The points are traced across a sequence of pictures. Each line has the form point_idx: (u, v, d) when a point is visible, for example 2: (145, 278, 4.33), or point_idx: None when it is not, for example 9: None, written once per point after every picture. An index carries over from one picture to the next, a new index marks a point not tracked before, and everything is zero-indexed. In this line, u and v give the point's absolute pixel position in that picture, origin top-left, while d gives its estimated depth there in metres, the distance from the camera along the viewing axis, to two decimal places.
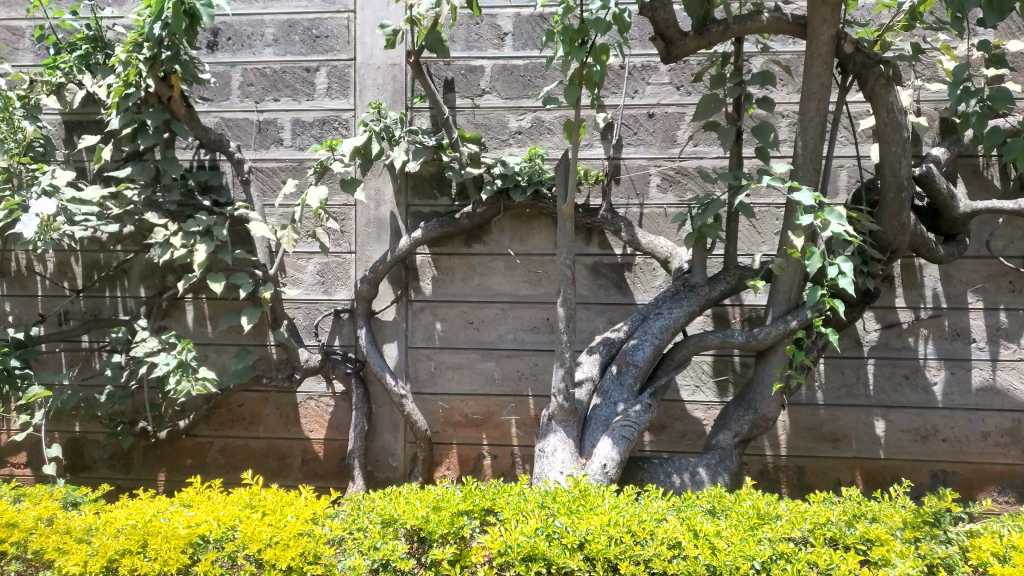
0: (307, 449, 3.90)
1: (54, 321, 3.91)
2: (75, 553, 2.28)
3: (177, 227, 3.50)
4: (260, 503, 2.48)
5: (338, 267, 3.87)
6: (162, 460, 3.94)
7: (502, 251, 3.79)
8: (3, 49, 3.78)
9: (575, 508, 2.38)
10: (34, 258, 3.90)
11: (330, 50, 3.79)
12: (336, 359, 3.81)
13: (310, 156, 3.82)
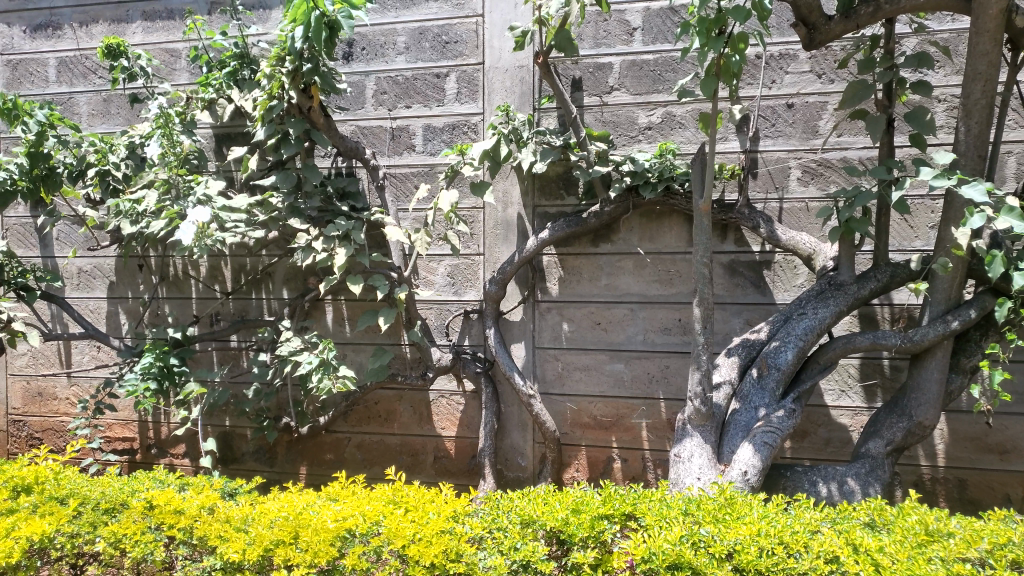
0: (439, 446, 3.97)
1: (207, 322, 4.17)
2: (235, 541, 2.39)
3: (319, 232, 3.65)
4: (404, 500, 2.54)
5: (467, 268, 3.92)
6: (303, 454, 4.12)
7: (631, 250, 3.71)
8: (162, 70, 4.06)
9: (722, 516, 2.30)
10: (189, 263, 4.18)
11: (460, 55, 3.85)
12: (466, 358, 3.86)
13: (441, 161, 3.89)
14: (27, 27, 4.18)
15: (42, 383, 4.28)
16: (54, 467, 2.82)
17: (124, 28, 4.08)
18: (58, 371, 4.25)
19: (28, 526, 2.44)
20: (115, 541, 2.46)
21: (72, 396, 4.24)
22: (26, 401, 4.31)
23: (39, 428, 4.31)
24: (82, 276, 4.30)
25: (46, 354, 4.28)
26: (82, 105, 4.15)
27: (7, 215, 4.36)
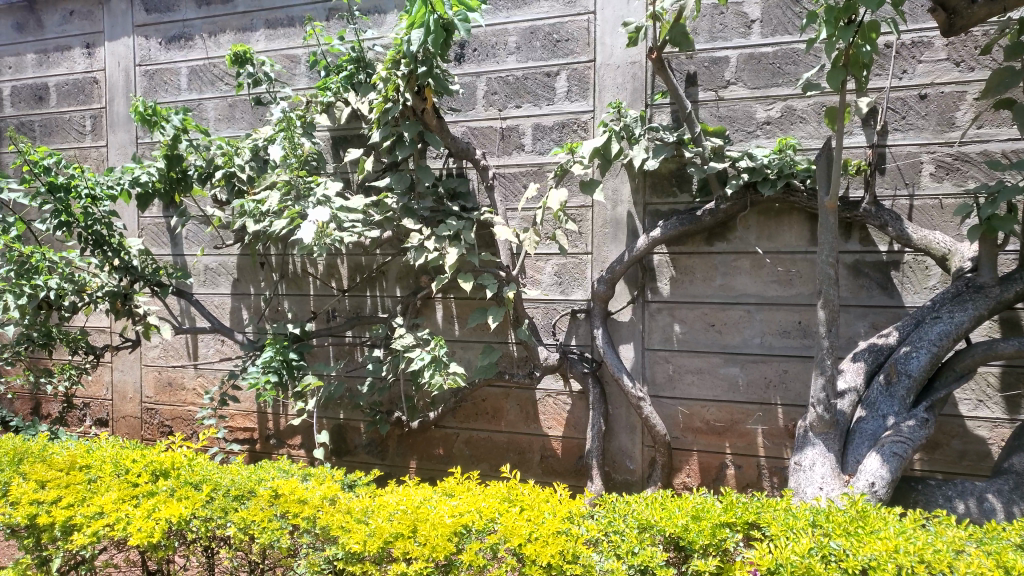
0: (546, 445, 3.96)
1: (324, 318, 4.33)
2: (356, 532, 2.45)
3: (431, 231, 3.71)
4: (519, 498, 2.54)
5: (575, 267, 3.88)
6: (413, 448, 4.21)
7: (748, 249, 3.59)
8: (284, 75, 4.23)
9: (854, 529, 2.18)
10: (307, 261, 4.34)
11: (571, 53, 3.83)
12: (573, 358, 3.80)
13: (550, 159, 3.88)
14: (162, 39, 4.45)
15: (172, 373, 4.54)
16: (189, 454, 2.97)
17: (249, 37, 4.28)
18: (186, 363, 4.50)
19: (167, 508, 2.58)
20: (245, 526, 2.56)
21: (199, 386, 4.47)
22: (158, 389, 4.58)
23: (169, 416, 4.57)
24: (208, 273, 4.54)
25: (176, 346, 4.54)
26: (210, 111, 4.38)
27: (142, 215, 4.66)
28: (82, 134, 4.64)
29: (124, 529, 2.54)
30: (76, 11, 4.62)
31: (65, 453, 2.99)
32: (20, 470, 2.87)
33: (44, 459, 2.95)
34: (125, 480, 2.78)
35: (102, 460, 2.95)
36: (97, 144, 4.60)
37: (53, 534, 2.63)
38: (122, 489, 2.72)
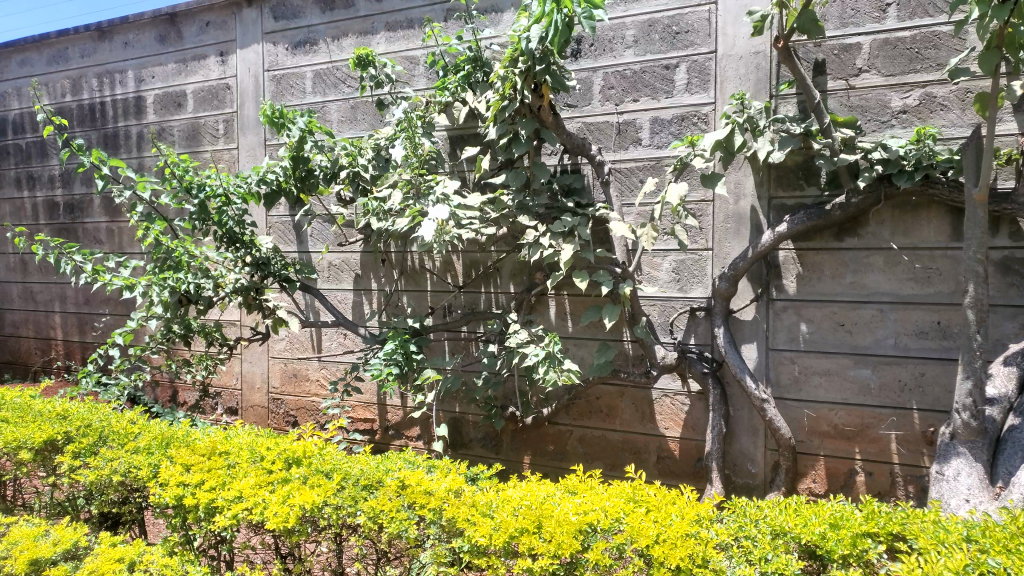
0: (662, 445, 3.90)
1: (440, 314, 4.42)
2: (482, 525, 2.47)
3: (546, 227, 3.71)
4: (645, 499, 2.50)
5: (694, 264, 3.79)
6: (528, 444, 4.24)
7: (882, 245, 3.40)
8: (404, 76, 4.34)
9: (1015, 547, 2.01)
10: (425, 257, 4.44)
11: (691, 45, 3.73)
12: (691, 358, 3.73)
13: (668, 154, 3.80)
14: (288, 45, 4.65)
15: (297, 365, 4.75)
16: (319, 443, 3.08)
17: (369, 40, 4.42)
18: (310, 355, 4.69)
19: (301, 495, 2.68)
20: (374, 515, 2.62)
21: (322, 378, 4.66)
22: (284, 380, 4.80)
23: (294, 407, 4.78)
24: (331, 269, 4.72)
25: (301, 339, 4.74)
26: (333, 113, 4.54)
27: (271, 214, 4.90)
28: (216, 138, 4.90)
29: (262, 513, 2.66)
30: (212, 22, 4.90)
31: (207, 439, 3.15)
32: (167, 454, 3.03)
33: (188, 444, 3.12)
34: (261, 467, 2.91)
35: (240, 447, 3.09)
36: (229, 147, 4.86)
37: (198, 514, 2.78)
38: (259, 475, 2.84)
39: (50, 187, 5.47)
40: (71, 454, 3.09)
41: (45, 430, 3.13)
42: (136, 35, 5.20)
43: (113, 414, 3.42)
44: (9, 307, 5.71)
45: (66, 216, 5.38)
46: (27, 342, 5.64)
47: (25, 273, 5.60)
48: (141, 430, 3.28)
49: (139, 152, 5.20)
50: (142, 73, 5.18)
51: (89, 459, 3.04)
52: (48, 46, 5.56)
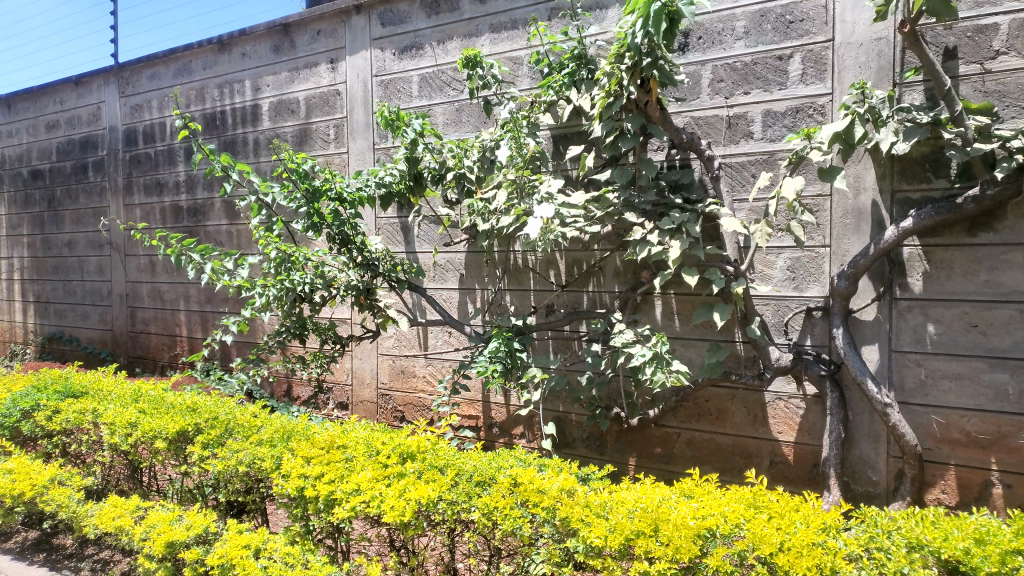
0: (775, 450, 3.77)
1: (544, 313, 4.43)
2: (596, 526, 2.44)
3: (653, 225, 3.65)
4: (767, 505, 2.42)
5: (810, 261, 3.64)
6: (633, 445, 4.19)
7: (1021, 240, 3.16)
8: (508, 76, 4.38)
9: None
10: (528, 255, 4.45)
11: (806, 34, 3.59)
12: (808, 359, 3.59)
13: (782, 147, 3.67)
14: (396, 50, 4.76)
15: (405, 362, 4.87)
16: (432, 439, 3.13)
17: (474, 42, 4.47)
18: (417, 353, 4.81)
19: (416, 490, 2.73)
20: (488, 512, 2.64)
21: (429, 375, 4.76)
22: (392, 377, 4.93)
23: (402, 402, 4.90)
24: (438, 269, 4.82)
25: (408, 337, 4.86)
26: (439, 115, 4.63)
27: (380, 216, 5.05)
28: (327, 142, 5.08)
29: (379, 506, 2.72)
30: (323, 30, 5.08)
31: (325, 433, 3.25)
32: (288, 446, 3.15)
33: (308, 437, 3.23)
34: (377, 461, 2.99)
35: (356, 441, 3.18)
36: (339, 151, 5.02)
37: (317, 505, 2.88)
38: (376, 469, 2.92)
39: (175, 192, 5.81)
40: (201, 445, 3.25)
41: (177, 422, 3.31)
42: (253, 46, 5.45)
43: (238, 408, 3.59)
44: (139, 306, 6.10)
45: (190, 219, 5.70)
46: (155, 338, 6.01)
47: (153, 273, 5.98)
48: (264, 423, 3.42)
49: (256, 158, 5.44)
50: (259, 82, 5.43)
51: (217, 449, 3.20)
52: (174, 59, 5.90)
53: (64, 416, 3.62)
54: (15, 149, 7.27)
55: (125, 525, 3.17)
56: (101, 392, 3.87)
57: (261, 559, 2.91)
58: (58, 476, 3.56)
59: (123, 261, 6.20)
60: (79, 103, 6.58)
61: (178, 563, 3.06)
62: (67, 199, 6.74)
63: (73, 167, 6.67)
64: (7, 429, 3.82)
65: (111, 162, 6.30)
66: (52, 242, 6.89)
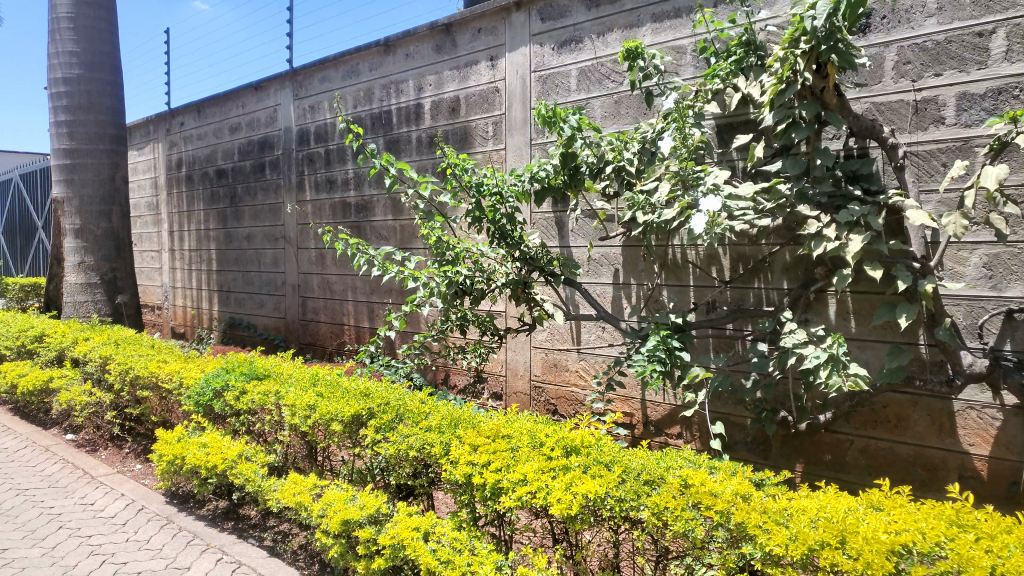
0: (965, 464, 3.45)
1: (704, 309, 4.31)
2: (776, 534, 2.32)
3: (829, 218, 3.43)
4: (972, 524, 2.21)
5: (1011, 258, 3.31)
6: (800, 451, 3.99)
7: None
8: (671, 66, 4.28)
9: None
10: (688, 249, 4.34)
11: (1013, 6, 3.25)
12: (1007, 366, 3.22)
13: (980, 132, 3.35)
14: (555, 44, 4.77)
15: (558, 355, 4.89)
16: (597, 434, 3.11)
17: (636, 33, 4.41)
18: (570, 347, 4.81)
19: (583, 484, 2.71)
20: (658, 511, 2.58)
21: (582, 369, 4.75)
22: (545, 369, 4.95)
23: (555, 395, 4.92)
24: (592, 263, 4.80)
25: (561, 331, 4.87)
26: (597, 109, 4.60)
27: (536, 210, 5.10)
28: (485, 139, 5.18)
29: (547, 498, 2.72)
30: (483, 28, 5.18)
31: (491, 422, 3.31)
32: (455, 434, 3.23)
33: (474, 426, 3.30)
34: (542, 452, 3.01)
35: (521, 431, 3.21)
36: (497, 147, 5.09)
37: (484, 493, 2.93)
38: (541, 460, 2.94)
39: (344, 189, 6.13)
40: (374, 429, 3.41)
41: (351, 406, 3.48)
42: (417, 47, 5.65)
43: (406, 394, 3.73)
44: (310, 296, 6.50)
45: (356, 215, 6.00)
46: (324, 327, 6.38)
47: (323, 266, 6.35)
48: (431, 410, 3.54)
49: (419, 155, 5.64)
50: (422, 82, 5.62)
51: (388, 433, 3.34)
52: (343, 62, 6.23)
53: (251, 396, 3.91)
54: (203, 150, 7.95)
55: (305, 501, 3.39)
56: (282, 375, 4.16)
57: (430, 542, 3.00)
58: (246, 452, 3.87)
59: (296, 253, 6.62)
60: (259, 107, 7.09)
61: (352, 541, 3.22)
62: (247, 196, 7.29)
63: (252, 167, 7.20)
64: (201, 406, 4.17)
65: (286, 161, 6.74)
66: (234, 236, 7.48)
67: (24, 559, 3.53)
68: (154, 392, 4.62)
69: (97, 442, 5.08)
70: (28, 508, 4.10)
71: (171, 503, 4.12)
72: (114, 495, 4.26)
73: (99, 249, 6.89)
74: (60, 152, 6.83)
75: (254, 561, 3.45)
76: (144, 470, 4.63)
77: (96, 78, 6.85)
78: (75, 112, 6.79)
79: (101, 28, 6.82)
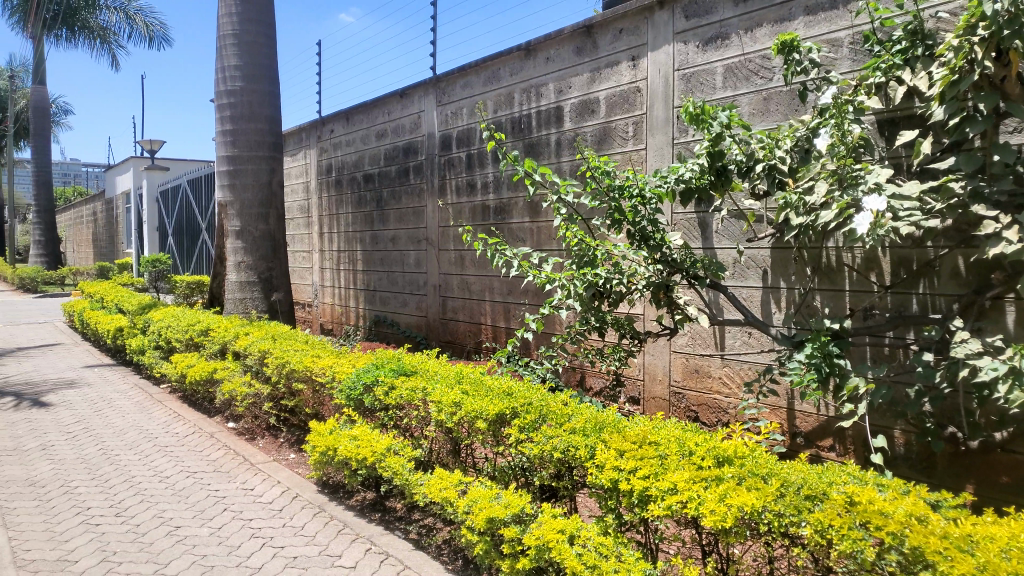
0: None
1: (860, 316, 4.07)
2: (960, 562, 2.10)
3: (1010, 219, 3.13)
4: None
5: None
6: (971, 471, 3.68)
7: None
8: (827, 60, 4.06)
9: None
10: (844, 252, 4.11)
11: None
12: None
13: None
14: (699, 42, 4.65)
15: (699, 361, 4.78)
16: (751, 445, 3.00)
17: (787, 27, 4.21)
18: (713, 353, 4.69)
19: (739, 496, 2.61)
20: (821, 530, 2.42)
21: (725, 376, 4.62)
22: (686, 375, 4.87)
23: (695, 402, 4.82)
24: (738, 266, 4.66)
25: (703, 335, 4.77)
26: (745, 106, 4.44)
27: (677, 211, 5.02)
28: (626, 139, 5.12)
29: (698, 508, 2.64)
30: (625, 28, 5.13)
31: (637, 428, 3.26)
32: (601, 437, 3.19)
33: (619, 430, 3.26)
34: (692, 462, 2.92)
35: (669, 439, 3.13)
36: (638, 148, 5.02)
37: (631, 500, 2.87)
38: (692, 469, 2.85)
39: (483, 192, 6.25)
40: (517, 428, 3.43)
41: (496, 405, 3.53)
42: (557, 50, 5.68)
43: (549, 395, 3.74)
44: (450, 295, 6.67)
45: (495, 216, 6.10)
46: (463, 326, 6.52)
47: (462, 266, 6.50)
48: (574, 412, 3.52)
49: (558, 157, 5.65)
50: (562, 84, 5.64)
51: (532, 434, 3.35)
52: (484, 68, 6.36)
53: (399, 392, 4.06)
54: (351, 156, 8.34)
55: (451, 497, 3.47)
56: (428, 372, 4.29)
57: (576, 546, 2.98)
58: (394, 446, 4.01)
59: (437, 254, 6.82)
60: (403, 113, 7.36)
61: (497, 539, 3.26)
62: (392, 199, 7.57)
63: (397, 171, 7.47)
64: (353, 400, 4.36)
65: (429, 166, 6.95)
66: (380, 237, 7.78)
67: (195, 537, 3.81)
68: (308, 385, 4.89)
69: (255, 431, 5.43)
70: (197, 490, 4.43)
71: (322, 493, 4.33)
72: (272, 482, 4.53)
73: (257, 250, 7.34)
74: (225, 159, 7.37)
75: (401, 554, 3.56)
76: (298, 459, 4.90)
77: (256, 88, 7.35)
78: (238, 121, 7.32)
79: (263, 43, 7.35)
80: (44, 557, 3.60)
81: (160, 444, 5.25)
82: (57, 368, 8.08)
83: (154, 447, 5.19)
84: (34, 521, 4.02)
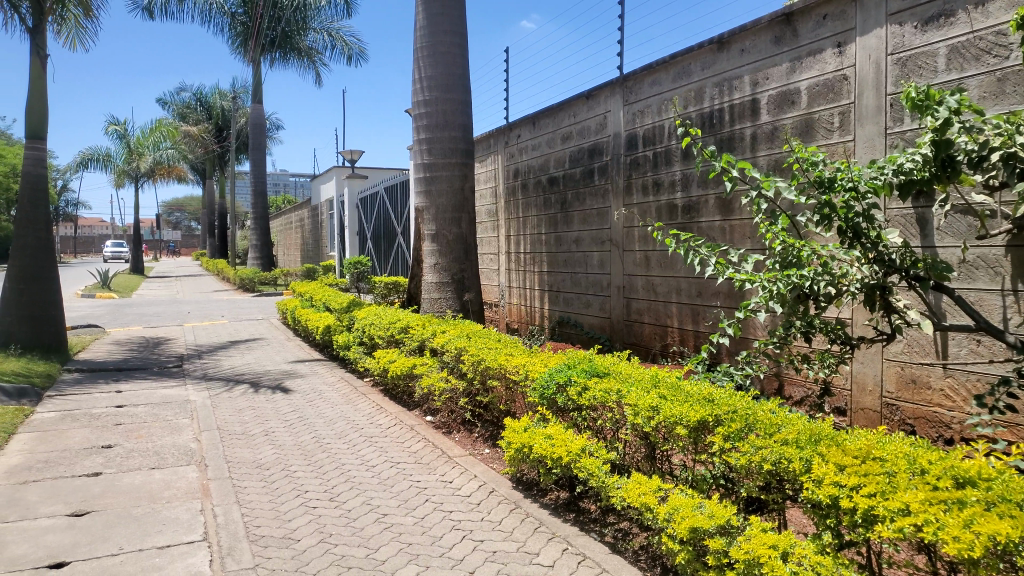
0: None
1: None
2: None
3: None
4: None
5: None
6: None
7: None
8: None
9: None
10: None
11: None
12: None
13: None
14: (919, 22, 4.26)
15: (917, 370, 4.42)
16: (997, 467, 2.69)
17: None
18: (934, 361, 4.31)
19: (988, 522, 2.32)
20: None
21: (948, 388, 4.24)
22: (901, 386, 4.51)
23: (911, 414, 4.46)
24: (965, 266, 4.24)
25: (921, 343, 4.40)
26: (973, 90, 4.00)
27: (891, 207, 4.64)
28: (831, 131, 4.80)
29: (937, 534, 2.38)
30: (829, 14, 4.81)
31: (858, 442, 3.03)
32: (817, 450, 2.99)
33: (838, 444, 3.03)
34: (925, 482, 2.66)
35: (895, 455, 2.88)
36: (845, 139, 4.69)
37: (854, 519, 2.66)
38: (927, 489, 2.59)
39: (671, 191, 6.11)
40: (722, 436, 3.31)
41: (698, 411, 3.42)
42: (754, 41, 5.44)
43: (755, 403, 3.56)
44: (635, 297, 6.59)
45: (684, 216, 5.95)
46: (648, 328, 6.43)
47: (648, 267, 6.41)
48: (783, 423, 3.32)
49: (754, 153, 5.42)
50: (758, 76, 5.40)
51: (739, 443, 3.22)
52: (673, 64, 6.22)
53: (593, 393, 4.05)
54: (537, 160, 8.51)
55: (650, 503, 3.40)
56: (622, 374, 4.26)
57: (790, 564, 2.81)
58: (589, 447, 4.01)
59: (622, 255, 6.77)
60: (589, 115, 7.37)
61: (700, 550, 3.14)
62: (577, 201, 7.62)
63: (582, 173, 7.51)
64: (546, 399, 4.42)
65: (614, 166, 6.92)
66: (564, 239, 7.85)
67: (401, 525, 4.03)
68: (502, 383, 5.03)
69: (451, 425, 5.69)
70: (400, 480, 4.68)
71: (517, 489, 4.43)
72: (469, 475, 4.70)
73: (450, 252, 7.66)
74: (421, 166, 7.77)
75: (598, 556, 3.54)
76: (492, 454, 5.04)
77: (448, 98, 7.69)
78: (433, 130, 7.69)
79: (455, 53, 7.66)
80: (272, 534, 3.96)
81: (366, 435, 5.62)
82: (274, 360, 8.91)
83: (360, 437, 5.57)
84: (262, 500, 4.44)
